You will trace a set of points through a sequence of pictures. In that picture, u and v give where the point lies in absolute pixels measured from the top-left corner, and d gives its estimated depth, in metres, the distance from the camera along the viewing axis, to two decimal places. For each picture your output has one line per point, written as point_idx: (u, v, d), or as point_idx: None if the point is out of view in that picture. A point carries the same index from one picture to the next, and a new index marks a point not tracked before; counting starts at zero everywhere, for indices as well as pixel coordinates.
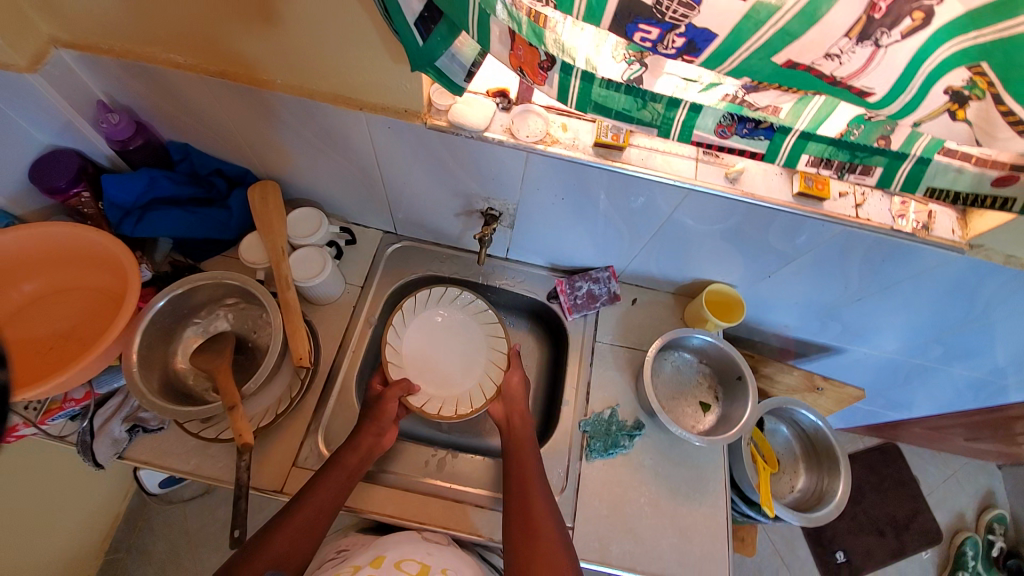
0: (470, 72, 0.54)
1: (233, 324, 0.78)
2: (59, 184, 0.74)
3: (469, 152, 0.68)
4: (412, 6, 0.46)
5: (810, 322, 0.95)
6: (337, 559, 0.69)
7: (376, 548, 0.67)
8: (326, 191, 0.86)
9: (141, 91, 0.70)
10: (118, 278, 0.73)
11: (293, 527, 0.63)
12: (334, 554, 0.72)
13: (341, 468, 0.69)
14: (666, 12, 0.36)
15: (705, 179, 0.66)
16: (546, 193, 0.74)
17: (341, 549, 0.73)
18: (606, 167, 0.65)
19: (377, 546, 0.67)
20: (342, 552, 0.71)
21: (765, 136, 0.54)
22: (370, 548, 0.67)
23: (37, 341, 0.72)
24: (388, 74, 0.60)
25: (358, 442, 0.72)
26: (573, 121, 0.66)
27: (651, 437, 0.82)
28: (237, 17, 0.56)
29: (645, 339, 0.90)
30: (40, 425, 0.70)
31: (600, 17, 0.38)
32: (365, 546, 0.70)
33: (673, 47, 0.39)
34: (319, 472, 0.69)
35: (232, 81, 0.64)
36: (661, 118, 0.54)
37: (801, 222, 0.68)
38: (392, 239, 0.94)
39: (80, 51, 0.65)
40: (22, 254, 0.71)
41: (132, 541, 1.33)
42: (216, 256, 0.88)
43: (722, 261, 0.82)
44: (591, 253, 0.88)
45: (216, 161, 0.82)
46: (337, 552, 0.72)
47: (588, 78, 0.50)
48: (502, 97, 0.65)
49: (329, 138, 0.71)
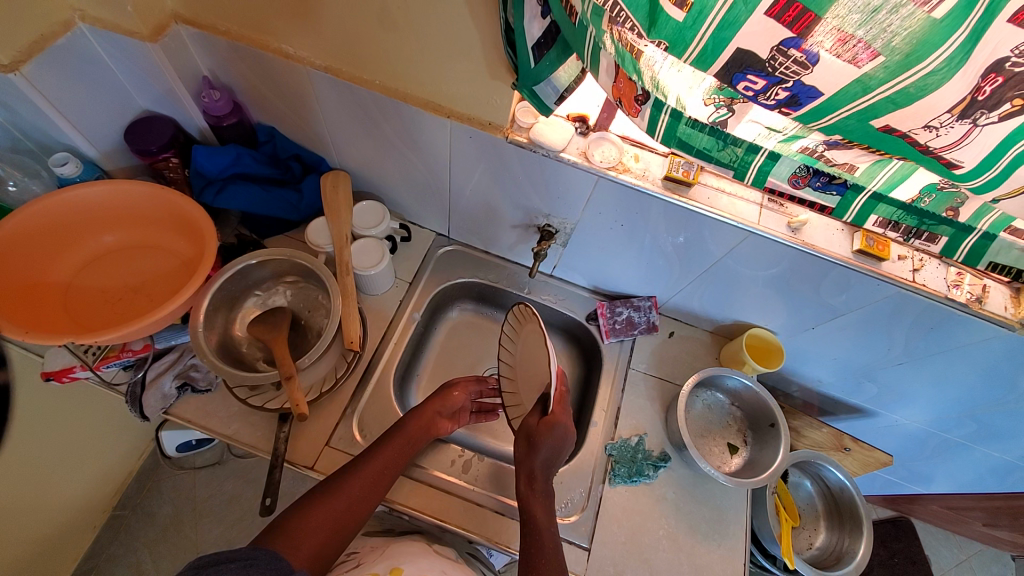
0: (561, 96, 0.58)
1: (290, 301, 0.82)
2: (151, 149, 0.79)
3: (541, 169, 0.71)
4: (532, 32, 0.50)
5: (845, 381, 0.95)
6: (349, 562, 0.72)
7: (391, 560, 0.69)
8: (392, 188, 0.90)
9: (244, 74, 0.75)
10: (194, 242, 0.78)
11: (354, 488, 0.67)
12: (345, 556, 0.74)
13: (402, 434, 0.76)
14: (778, 67, 0.39)
15: (767, 225, 0.67)
16: (605, 218, 0.76)
17: (351, 550, 0.75)
18: (671, 201, 0.67)
19: (393, 558, 0.70)
20: (353, 554, 0.74)
21: (836, 191, 0.60)
22: (385, 559, 0.70)
23: (108, 291, 0.76)
24: (482, 88, 0.63)
25: (419, 420, 0.78)
26: (645, 153, 0.69)
27: (675, 471, 0.82)
28: (352, 18, 0.61)
29: (679, 373, 0.91)
30: (95, 370, 0.74)
31: (710, 63, 0.41)
32: (378, 552, 0.72)
33: (775, 98, 0.42)
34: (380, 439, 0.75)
35: (334, 77, 0.69)
36: (738, 160, 0.58)
37: (856, 277, 0.68)
38: (444, 241, 0.98)
39: (197, 29, 0.70)
40: (110, 206, 0.76)
41: (139, 500, 1.35)
42: (280, 235, 0.93)
43: (766, 307, 0.83)
44: (637, 281, 0.89)
45: (297, 147, 0.87)
46: (348, 555, 0.74)
47: (676, 116, 0.53)
48: (581, 122, 0.68)
49: (408, 139, 0.75)
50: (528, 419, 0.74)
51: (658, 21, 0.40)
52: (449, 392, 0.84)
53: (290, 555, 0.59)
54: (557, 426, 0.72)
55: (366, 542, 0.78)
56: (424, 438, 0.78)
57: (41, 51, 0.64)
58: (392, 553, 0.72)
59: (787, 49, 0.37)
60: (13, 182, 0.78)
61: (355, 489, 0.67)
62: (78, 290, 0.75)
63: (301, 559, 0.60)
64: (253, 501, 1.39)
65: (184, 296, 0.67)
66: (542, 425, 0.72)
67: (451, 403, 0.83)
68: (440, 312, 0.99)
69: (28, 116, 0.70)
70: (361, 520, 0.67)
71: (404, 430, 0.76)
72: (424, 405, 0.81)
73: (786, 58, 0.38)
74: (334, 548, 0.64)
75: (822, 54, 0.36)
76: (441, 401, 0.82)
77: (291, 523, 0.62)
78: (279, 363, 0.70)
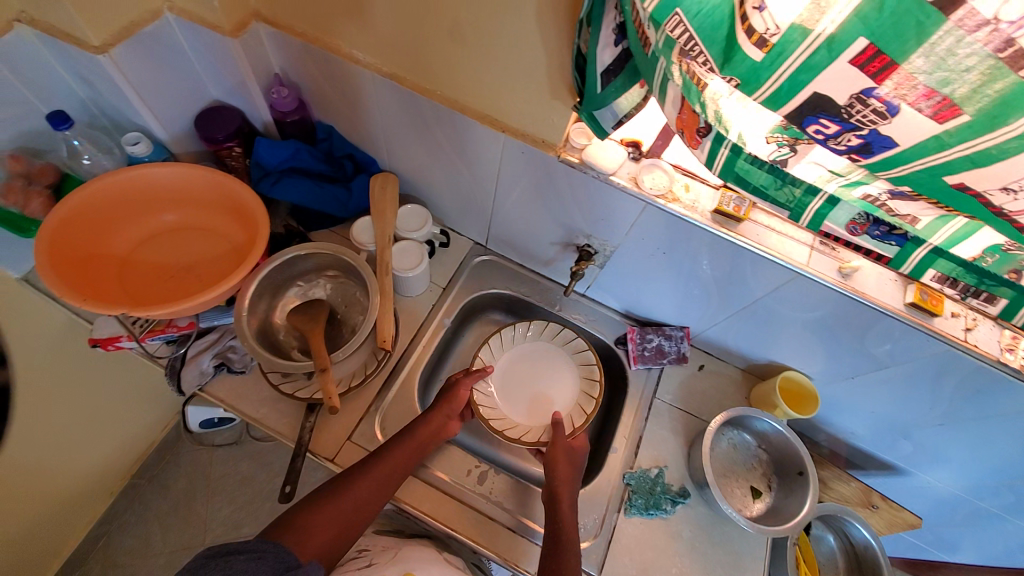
0: (620, 121, 0.58)
1: (329, 294, 0.84)
2: (218, 137, 0.83)
3: (589, 191, 0.72)
4: (603, 59, 0.51)
5: (879, 435, 0.91)
6: (361, 559, 0.71)
7: (405, 563, 0.69)
8: (437, 194, 0.92)
9: (312, 74, 0.78)
10: (247, 228, 0.81)
11: (361, 489, 0.67)
12: (357, 553, 0.75)
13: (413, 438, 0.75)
14: (855, 114, 0.39)
15: (817, 267, 0.65)
16: (648, 244, 0.76)
17: (362, 548, 0.75)
18: (719, 234, 0.66)
19: (405, 563, 0.69)
20: (365, 552, 0.74)
21: (895, 242, 0.58)
22: (397, 563, 0.69)
23: (161, 268, 0.80)
24: (540, 106, 0.64)
25: (428, 424, 0.76)
26: (696, 183, 0.68)
27: (694, 509, 0.80)
28: (422, 28, 0.63)
29: (706, 408, 0.89)
30: (140, 342, 0.77)
31: (783, 104, 0.41)
32: (390, 555, 0.71)
33: (845, 144, 0.42)
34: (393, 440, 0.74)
35: (398, 84, 0.71)
36: (795, 202, 0.57)
37: (904, 330, 0.66)
38: (481, 251, 0.99)
39: (276, 29, 0.73)
40: (173, 188, 0.80)
41: (156, 470, 1.39)
42: (324, 229, 0.96)
43: (804, 351, 0.81)
44: (671, 310, 0.88)
45: (352, 147, 0.90)
46: (359, 552, 0.74)
47: (737, 151, 0.52)
48: (634, 148, 0.69)
49: (460, 148, 0.77)
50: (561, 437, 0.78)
51: (734, 59, 0.41)
52: (454, 391, 0.81)
53: (297, 551, 0.60)
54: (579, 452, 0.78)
55: (378, 542, 0.78)
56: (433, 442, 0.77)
57: (130, 37, 0.68)
58: (404, 557, 0.71)
59: (867, 98, 0.37)
60: (87, 156, 0.82)
61: (361, 490, 0.67)
62: (134, 263, 0.79)
63: (309, 555, 0.61)
64: (264, 484, 1.41)
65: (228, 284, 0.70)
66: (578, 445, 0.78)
67: (457, 403, 0.80)
68: (470, 320, 1.00)
69: (112, 97, 0.75)
70: (366, 520, 0.67)
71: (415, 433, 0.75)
72: (434, 409, 0.79)
73: (864, 106, 0.38)
74: (341, 547, 0.64)
75: (903, 106, 0.36)
76: (445, 401, 0.80)
77: (299, 519, 0.63)
78: (314, 355, 0.72)
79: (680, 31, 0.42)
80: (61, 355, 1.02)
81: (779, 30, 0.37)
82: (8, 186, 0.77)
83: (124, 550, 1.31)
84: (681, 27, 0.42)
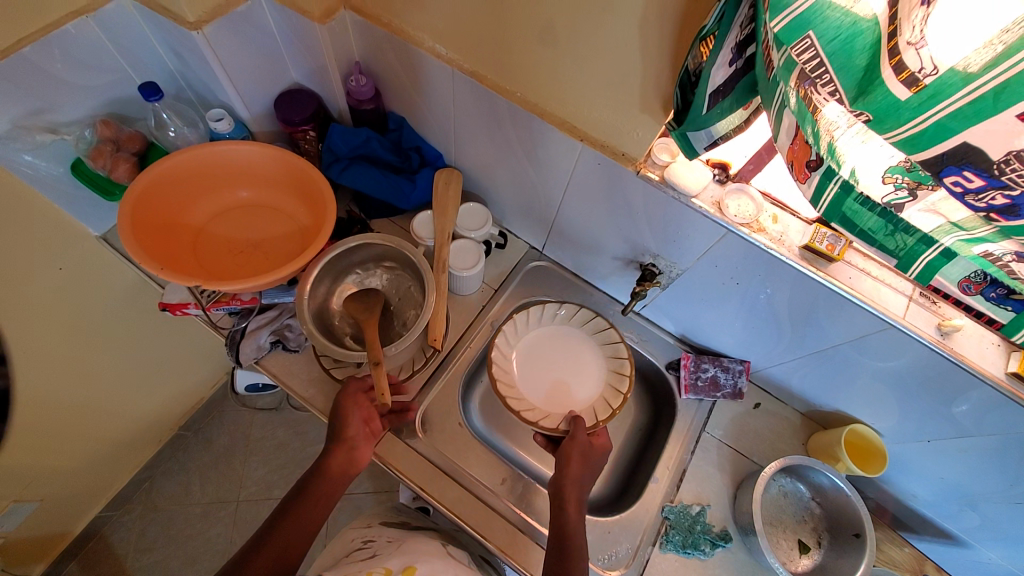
0: (715, 142, 0.54)
1: (385, 285, 0.84)
2: (295, 119, 0.85)
3: (666, 210, 0.68)
4: (716, 79, 0.46)
5: (943, 503, 0.81)
6: (366, 550, 0.72)
7: (407, 557, 0.68)
8: (499, 194, 0.90)
9: (392, 64, 0.78)
10: (315, 212, 0.82)
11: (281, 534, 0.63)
12: (361, 545, 0.74)
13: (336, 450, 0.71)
14: (1008, 172, 0.34)
15: (913, 321, 0.60)
16: (720, 272, 0.71)
17: (368, 539, 0.76)
18: (806, 272, 0.62)
19: (407, 556, 0.68)
20: (370, 544, 0.74)
21: (1012, 308, 0.51)
22: (398, 556, 0.68)
23: (231, 242, 0.82)
24: (626, 118, 0.61)
25: (332, 466, 0.69)
26: (785, 215, 0.64)
27: (734, 555, 0.76)
28: (512, 26, 0.60)
29: (757, 449, 0.84)
30: (206, 311, 0.81)
31: (922, 149, 0.37)
32: (395, 547, 0.71)
33: (987, 202, 0.37)
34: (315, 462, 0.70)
35: (477, 82, 0.69)
36: (906, 250, 0.49)
37: (1002, 403, 0.59)
38: (536, 256, 0.97)
39: (362, 17, 0.73)
40: (250, 165, 0.82)
41: (202, 426, 1.46)
42: (385, 218, 0.96)
43: (876, 404, 0.75)
44: (732, 341, 0.84)
45: (421, 139, 0.90)
46: (365, 543, 0.74)
47: (847, 189, 0.46)
48: (721, 170, 0.64)
49: (531, 151, 0.75)
50: (581, 434, 0.74)
51: (872, 91, 0.37)
52: (342, 425, 0.72)
53: None
54: (602, 446, 0.74)
55: (383, 534, 0.78)
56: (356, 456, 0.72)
57: (223, 15, 0.69)
58: (407, 550, 0.70)
59: None
60: (172, 129, 0.86)
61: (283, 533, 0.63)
62: (207, 236, 0.81)
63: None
64: (297, 453, 1.46)
65: (291, 266, 0.72)
66: (596, 440, 0.74)
67: (353, 431, 0.72)
68: None
69: (203, 73, 0.77)
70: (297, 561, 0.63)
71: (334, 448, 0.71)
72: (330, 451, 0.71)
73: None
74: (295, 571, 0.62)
75: None
76: (339, 436, 0.71)
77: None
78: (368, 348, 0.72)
79: (808, 56, 0.38)
80: (127, 309, 1.08)
81: (936, 72, 0.33)
82: (97, 150, 0.81)
83: (165, 496, 1.39)
84: (811, 51, 0.38)
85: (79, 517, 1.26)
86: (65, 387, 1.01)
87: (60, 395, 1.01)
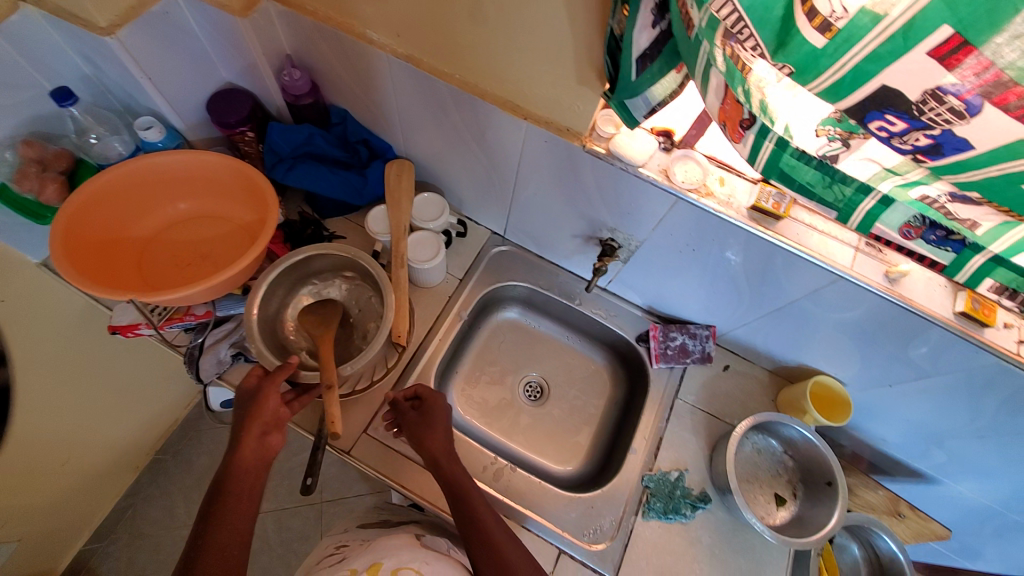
0: (653, 109, 0.53)
1: (343, 295, 0.84)
2: (230, 121, 0.81)
3: (616, 183, 0.68)
4: (640, 43, 0.46)
5: (910, 442, 0.83)
6: (335, 556, 0.72)
7: (374, 553, 0.68)
8: (453, 182, 0.88)
9: (326, 55, 0.75)
10: (259, 211, 0.79)
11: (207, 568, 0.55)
12: (334, 550, 0.75)
13: (248, 437, 0.64)
14: (927, 111, 0.34)
15: (861, 270, 0.61)
16: (676, 240, 0.72)
17: (340, 544, 0.76)
18: (756, 232, 0.62)
19: (374, 552, 0.69)
20: (342, 548, 0.74)
21: (952, 248, 0.52)
22: (367, 554, 0.69)
23: (177, 256, 0.79)
24: (566, 94, 0.60)
25: (246, 464, 0.63)
26: (732, 176, 0.64)
27: (714, 514, 0.78)
28: (441, 6, 0.58)
29: (730, 411, 0.86)
30: (159, 330, 0.78)
31: (844, 96, 0.36)
32: (364, 548, 0.72)
33: (911, 143, 0.37)
34: (225, 463, 0.63)
35: (414, 67, 0.67)
36: (844, 201, 0.51)
37: (954, 342, 0.61)
38: (499, 240, 0.96)
39: (287, 8, 0.69)
40: (184, 174, 0.78)
41: (180, 446, 1.40)
42: (340, 217, 0.94)
43: (838, 355, 0.77)
44: (696, 307, 0.85)
45: (367, 132, 0.87)
46: (337, 548, 0.75)
47: (782, 144, 0.47)
48: (665, 138, 0.64)
49: (478, 134, 0.73)
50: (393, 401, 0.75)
51: (789, 43, 0.36)
52: (260, 403, 0.67)
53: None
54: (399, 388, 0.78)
55: (358, 537, 0.78)
56: (270, 437, 0.66)
57: (137, 16, 0.65)
58: (377, 547, 0.70)
59: (944, 95, 0.32)
60: (94, 135, 0.81)
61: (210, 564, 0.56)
62: (150, 253, 0.78)
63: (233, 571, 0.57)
64: None
65: (218, 279, 0.69)
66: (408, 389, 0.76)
67: (269, 414, 0.66)
68: (486, 312, 0.97)
69: (127, 82, 0.73)
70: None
71: (242, 443, 0.64)
72: (242, 437, 0.64)
73: (940, 103, 0.33)
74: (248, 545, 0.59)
75: (987, 106, 0.32)
76: (252, 416, 0.66)
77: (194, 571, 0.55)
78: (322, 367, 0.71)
79: (727, 12, 0.37)
80: (79, 334, 1.03)
81: (846, 15, 0.32)
82: (22, 172, 0.76)
83: (148, 520, 1.33)
84: (728, 6, 0.37)
85: (60, 552, 1.21)
86: (25, 422, 0.97)
87: (22, 432, 0.97)
